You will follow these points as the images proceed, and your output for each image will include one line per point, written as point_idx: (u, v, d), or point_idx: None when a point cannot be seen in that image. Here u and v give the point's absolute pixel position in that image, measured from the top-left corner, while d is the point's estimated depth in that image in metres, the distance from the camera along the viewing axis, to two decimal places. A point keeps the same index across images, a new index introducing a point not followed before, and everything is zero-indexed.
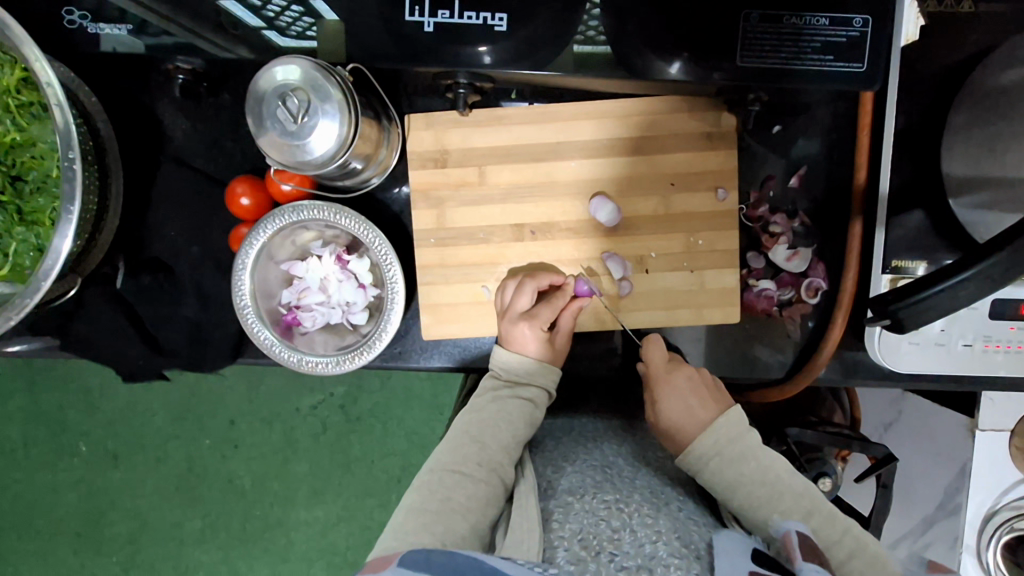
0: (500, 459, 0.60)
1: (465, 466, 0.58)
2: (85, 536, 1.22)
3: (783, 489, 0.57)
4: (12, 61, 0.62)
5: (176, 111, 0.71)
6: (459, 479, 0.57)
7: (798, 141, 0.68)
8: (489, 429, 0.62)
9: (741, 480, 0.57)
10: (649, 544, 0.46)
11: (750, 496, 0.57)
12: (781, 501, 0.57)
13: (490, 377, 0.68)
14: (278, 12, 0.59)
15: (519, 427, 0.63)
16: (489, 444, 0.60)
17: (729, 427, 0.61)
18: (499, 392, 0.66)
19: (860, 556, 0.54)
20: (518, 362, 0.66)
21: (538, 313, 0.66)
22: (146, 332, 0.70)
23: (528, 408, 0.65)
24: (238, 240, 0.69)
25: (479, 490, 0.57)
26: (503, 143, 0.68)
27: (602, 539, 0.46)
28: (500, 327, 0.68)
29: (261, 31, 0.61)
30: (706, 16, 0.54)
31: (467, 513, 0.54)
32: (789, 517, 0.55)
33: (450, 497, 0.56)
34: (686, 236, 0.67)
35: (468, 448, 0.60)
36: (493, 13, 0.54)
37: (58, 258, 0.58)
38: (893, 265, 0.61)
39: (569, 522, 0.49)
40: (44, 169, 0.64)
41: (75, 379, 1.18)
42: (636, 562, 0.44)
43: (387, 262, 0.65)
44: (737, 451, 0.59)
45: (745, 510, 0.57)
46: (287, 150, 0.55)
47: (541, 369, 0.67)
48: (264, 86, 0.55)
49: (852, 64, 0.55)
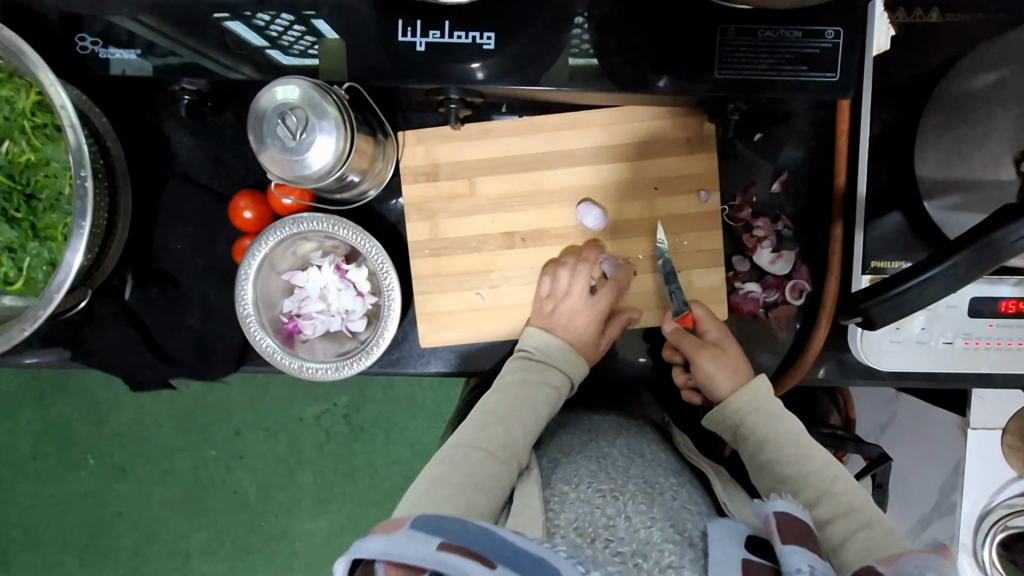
0: (520, 443, 0.61)
1: (491, 446, 0.59)
2: (92, 548, 1.24)
3: (813, 451, 0.60)
4: (28, 86, 0.66)
5: (181, 129, 0.74)
6: (482, 457, 0.58)
7: (781, 148, 0.70)
8: (515, 412, 0.63)
9: (772, 437, 0.62)
10: (644, 530, 0.48)
11: (779, 454, 0.61)
12: (809, 463, 0.60)
13: (516, 359, 0.70)
14: (281, 31, 0.62)
15: (542, 414, 0.65)
16: (513, 427, 0.62)
17: (753, 395, 0.65)
18: (525, 368, 0.68)
19: (877, 524, 0.54)
20: (563, 350, 0.69)
21: (576, 289, 0.69)
22: (153, 344, 0.73)
23: (555, 397, 0.67)
24: (241, 252, 0.72)
25: (501, 471, 0.57)
26: (492, 155, 0.70)
27: (598, 526, 0.49)
28: (557, 311, 0.69)
29: (263, 51, 0.63)
30: (681, 30, 0.57)
31: (488, 492, 0.56)
32: (813, 474, 0.59)
33: (474, 474, 0.57)
34: (671, 237, 0.69)
35: (494, 429, 0.61)
36: (479, 33, 0.58)
37: (69, 271, 0.60)
38: (871, 267, 0.63)
39: (565, 511, 0.51)
40: (57, 188, 0.67)
41: (84, 392, 1.21)
42: (631, 548, 0.47)
43: (383, 271, 0.67)
44: (772, 409, 0.64)
45: (774, 465, 0.61)
46: (287, 165, 0.58)
47: (580, 363, 0.70)
48: (264, 104, 0.57)
49: (825, 73, 0.58)
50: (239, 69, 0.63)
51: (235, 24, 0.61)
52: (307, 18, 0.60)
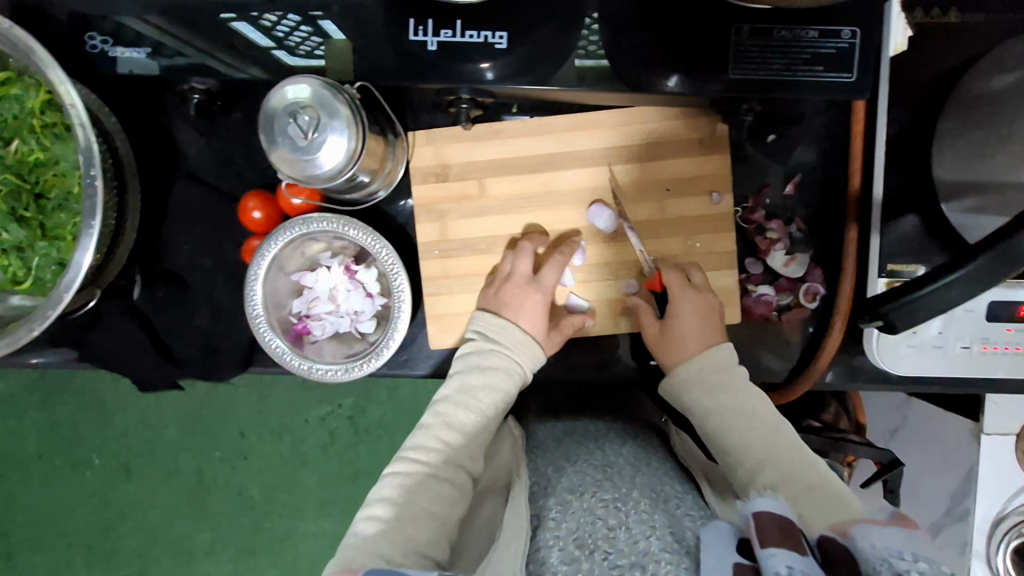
0: (464, 456, 0.61)
1: (432, 465, 0.59)
2: (95, 549, 1.24)
3: (756, 417, 0.61)
4: (37, 86, 0.65)
5: (188, 129, 0.74)
6: (424, 480, 0.58)
7: (793, 150, 0.70)
8: (458, 421, 0.62)
9: (715, 408, 0.63)
10: (643, 540, 0.47)
11: (723, 423, 0.62)
12: (752, 428, 0.61)
13: (467, 342, 0.69)
14: (286, 33, 0.61)
15: (489, 415, 0.63)
16: (456, 441, 0.61)
17: (712, 360, 0.65)
18: (468, 356, 0.66)
19: (820, 489, 0.53)
20: (501, 325, 0.66)
21: (517, 269, 0.68)
22: (161, 344, 0.72)
23: (502, 389, 0.64)
24: (250, 252, 0.71)
25: (443, 491, 0.58)
26: (502, 156, 0.70)
27: (597, 537, 0.47)
28: (499, 292, 0.68)
29: (269, 52, 0.64)
30: (695, 29, 0.56)
31: (433, 517, 0.56)
32: (756, 442, 0.60)
33: (414, 501, 0.56)
34: (683, 239, 0.69)
35: (436, 446, 0.60)
36: (492, 32, 0.57)
37: (78, 271, 0.60)
38: (888, 269, 0.62)
39: (566, 520, 0.51)
40: (66, 187, 0.67)
41: (88, 392, 1.21)
42: (629, 560, 0.45)
43: (393, 271, 0.67)
44: (718, 378, 0.65)
45: (720, 435, 0.62)
46: (297, 165, 0.58)
47: (525, 344, 0.66)
48: (275, 104, 0.57)
49: (842, 73, 0.57)
50: (246, 70, 0.64)
51: (242, 25, 0.59)
52: (314, 22, 0.59)
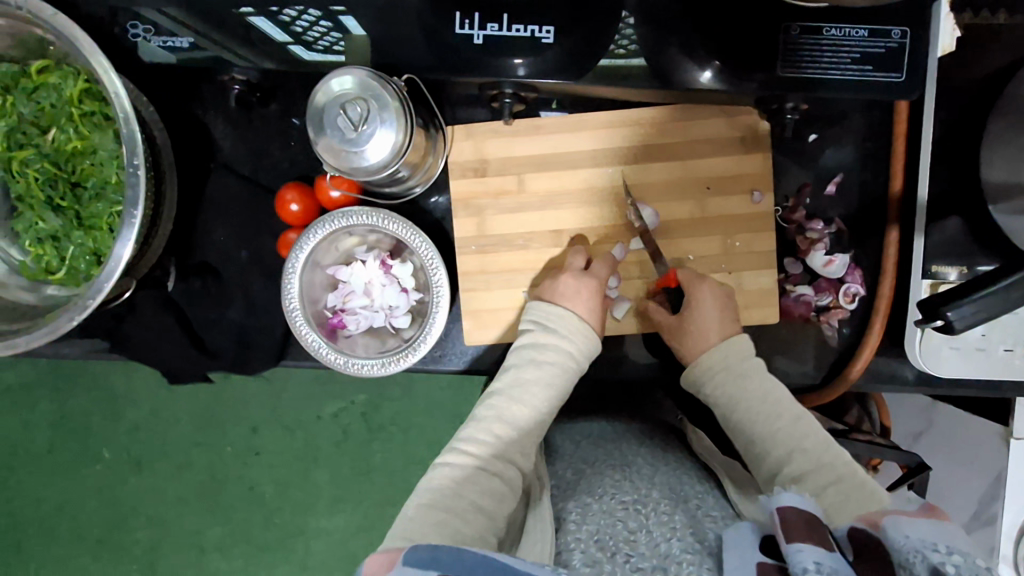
0: (514, 451, 0.62)
1: (482, 459, 0.60)
2: (105, 543, 1.24)
3: (781, 408, 0.63)
4: (75, 74, 0.65)
5: (224, 120, 0.73)
6: (472, 474, 0.59)
7: (829, 151, 0.69)
8: (511, 415, 0.63)
9: (741, 397, 0.64)
10: (663, 543, 0.47)
11: (748, 414, 0.64)
12: (779, 419, 0.62)
13: (523, 333, 0.69)
14: (306, 27, 0.60)
15: (543, 410, 0.64)
16: (507, 436, 0.62)
17: (731, 350, 0.66)
18: (522, 350, 0.67)
19: (847, 481, 0.57)
20: (563, 316, 0.65)
21: (573, 262, 0.68)
22: (193, 336, 0.72)
23: (559, 381, 0.65)
24: (286, 245, 0.70)
25: (492, 484, 0.58)
26: (539, 151, 0.69)
27: (618, 540, 0.47)
28: (558, 279, 0.67)
29: (285, 47, 0.61)
30: (744, 27, 0.56)
31: (482, 510, 0.56)
32: (782, 434, 0.62)
33: (462, 494, 0.57)
34: (723, 238, 0.69)
35: (487, 439, 0.62)
36: (539, 26, 0.56)
37: (119, 263, 0.59)
38: (931, 271, 0.62)
39: (587, 523, 0.51)
40: (102, 176, 0.66)
41: (104, 385, 1.20)
42: (651, 563, 0.45)
43: (433, 266, 0.66)
44: (743, 368, 0.66)
45: (745, 425, 0.64)
46: (342, 155, 0.57)
47: (585, 332, 0.66)
48: (321, 99, 0.57)
49: (890, 73, 0.57)
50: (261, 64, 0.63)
51: (259, 20, 0.59)
52: (334, 15, 0.57)
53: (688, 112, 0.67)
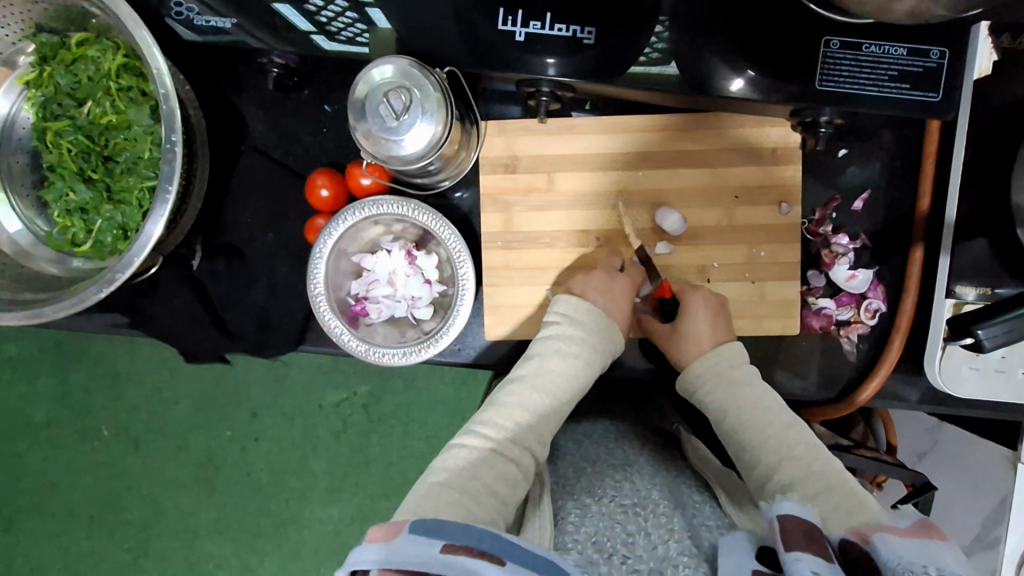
0: (531, 440, 0.61)
1: (499, 444, 0.59)
2: (97, 521, 1.23)
3: (771, 417, 0.61)
4: (115, 49, 0.65)
5: (257, 103, 0.73)
6: (489, 457, 0.58)
7: (861, 166, 0.70)
8: (530, 405, 0.63)
9: (734, 406, 0.63)
10: (661, 546, 0.48)
11: (739, 421, 0.62)
12: (770, 426, 0.60)
13: (547, 325, 0.69)
14: (330, 17, 0.60)
15: (563, 401, 0.64)
16: (526, 424, 0.62)
17: (726, 357, 0.66)
18: (546, 341, 0.67)
19: (839, 490, 0.53)
20: (588, 314, 0.66)
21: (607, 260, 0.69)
22: (215, 316, 0.72)
23: (579, 375, 0.65)
24: (314, 231, 0.70)
25: (508, 470, 0.57)
26: (569, 151, 0.70)
27: (616, 542, 0.47)
28: (591, 276, 0.68)
29: (308, 35, 0.61)
30: (785, 37, 0.56)
31: (496, 494, 0.55)
32: (769, 442, 0.59)
33: (477, 477, 0.55)
34: (748, 247, 0.69)
35: (505, 425, 0.61)
36: (581, 27, 0.56)
37: (149, 240, 0.59)
38: (954, 291, 0.62)
39: (585, 525, 0.49)
40: (136, 151, 0.66)
41: (108, 362, 1.20)
42: (648, 565, 0.46)
43: (460, 259, 0.67)
44: (737, 376, 0.65)
45: (737, 432, 0.62)
46: (381, 143, 0.59)
47: (608, 329, 0.67)
48: (361, 91, 0.59)
49: (926, 93, 0.57)
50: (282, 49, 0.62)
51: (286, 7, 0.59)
52: (364, 8, 0.58)
53: (721, 121, 0.68)
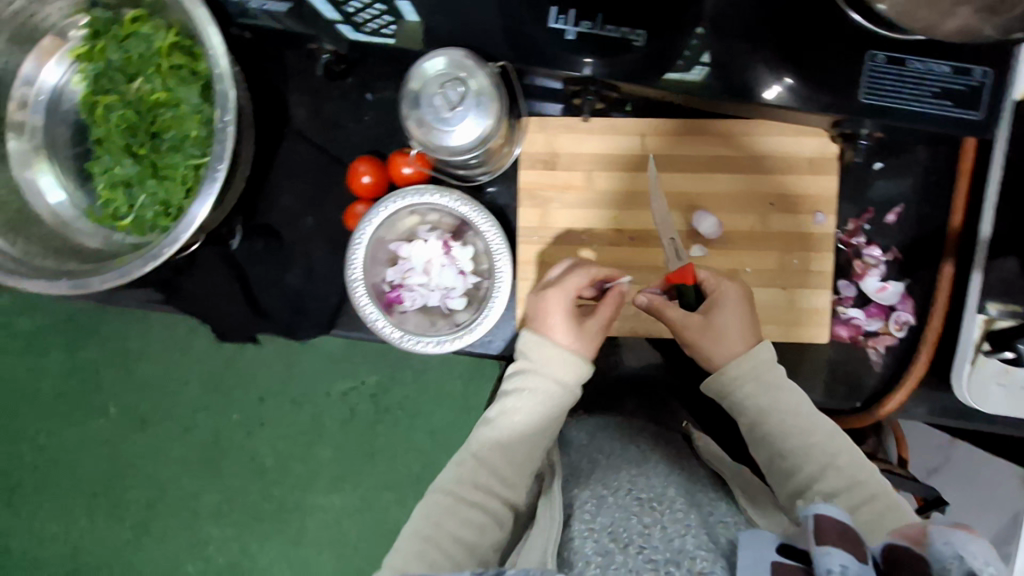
0: (501, 482, 0.64)
1: (462, 491, 0.63)
2: (100, 498, 1.24)
3: (816, 426, 0.61)
4: (167, 28, 0.66)
5: (300, 88, 0.74)
6: (453, 504, 0.62)
7: (896, 180, 0.70)
8: (496, 446, 0.64)
9: (773, 408, 0.62)
10: (677, 539, 0.44)
11: (779, 425, 0.62)
12: (814, 434, 0.61)
13: (516, 360, 0.69)
14: (358, 11, 0.59)
15: (532, 441, 0.64)
16: (495, 465, 0.64)
17: (758, 359, 0.64)
18: (511, 379, 0.67)
19: (881, 499, 0.57)
20: (548, 354, 0.65)
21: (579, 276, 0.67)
22: (250, 296, 0.73)
23: (543, 413, 0.65)
24: (353, 217, 0.71)
25: (473, 515, 0.62)
26: (607, 150, 0.71)
27: (632, 532, 0.45)
28: (559, 295, 0.66)
29: (336, 24, 0.62)
30: (833, 49, 0.56)
31: (460, 537, 0.60)
32: (813, 450, 0.60)
33: (442, 523, 0.61)
34: (781, 254, 0.70)
35: (472, 467, 0.64)
36: (631, 29, 0.55)
37: (192, 223, 0.60)
38: (989, 307, 0.64)
39: (600, 516, 0.49)
40: (183, 130, 0.66)
41: (121, 340, 1.20)
42: (664, 556, 0.42)
43: (498, 253, 0.68)
44: (772, 378, 0.63)
45: (775, 439, 0.61)
46: (432, 132, 0.63)
47: (571, 366, 0.65)
48: (416, 82, 0.62)
49: (966, 112, 0.58)
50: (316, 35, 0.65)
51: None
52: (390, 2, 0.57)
53: (761, 129, 0.69)
